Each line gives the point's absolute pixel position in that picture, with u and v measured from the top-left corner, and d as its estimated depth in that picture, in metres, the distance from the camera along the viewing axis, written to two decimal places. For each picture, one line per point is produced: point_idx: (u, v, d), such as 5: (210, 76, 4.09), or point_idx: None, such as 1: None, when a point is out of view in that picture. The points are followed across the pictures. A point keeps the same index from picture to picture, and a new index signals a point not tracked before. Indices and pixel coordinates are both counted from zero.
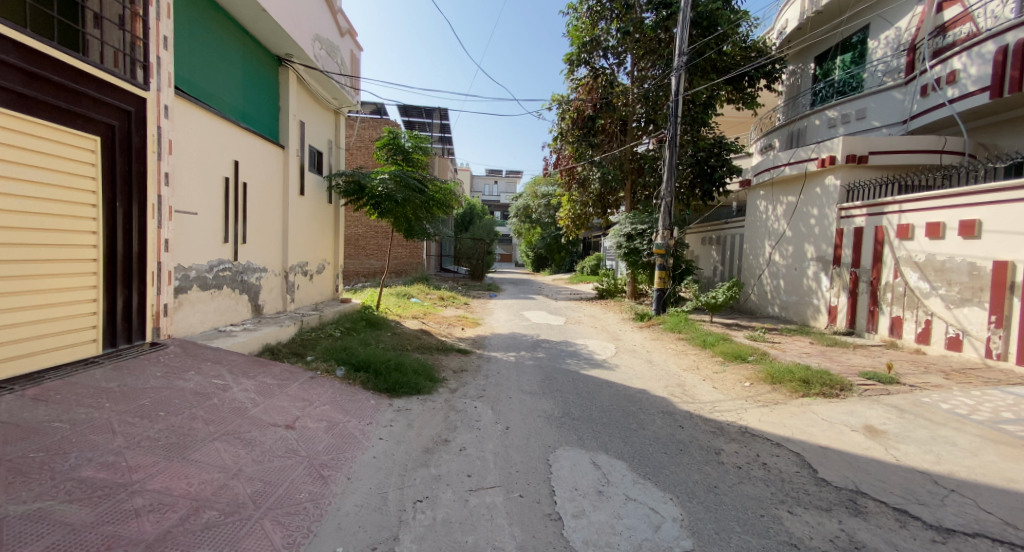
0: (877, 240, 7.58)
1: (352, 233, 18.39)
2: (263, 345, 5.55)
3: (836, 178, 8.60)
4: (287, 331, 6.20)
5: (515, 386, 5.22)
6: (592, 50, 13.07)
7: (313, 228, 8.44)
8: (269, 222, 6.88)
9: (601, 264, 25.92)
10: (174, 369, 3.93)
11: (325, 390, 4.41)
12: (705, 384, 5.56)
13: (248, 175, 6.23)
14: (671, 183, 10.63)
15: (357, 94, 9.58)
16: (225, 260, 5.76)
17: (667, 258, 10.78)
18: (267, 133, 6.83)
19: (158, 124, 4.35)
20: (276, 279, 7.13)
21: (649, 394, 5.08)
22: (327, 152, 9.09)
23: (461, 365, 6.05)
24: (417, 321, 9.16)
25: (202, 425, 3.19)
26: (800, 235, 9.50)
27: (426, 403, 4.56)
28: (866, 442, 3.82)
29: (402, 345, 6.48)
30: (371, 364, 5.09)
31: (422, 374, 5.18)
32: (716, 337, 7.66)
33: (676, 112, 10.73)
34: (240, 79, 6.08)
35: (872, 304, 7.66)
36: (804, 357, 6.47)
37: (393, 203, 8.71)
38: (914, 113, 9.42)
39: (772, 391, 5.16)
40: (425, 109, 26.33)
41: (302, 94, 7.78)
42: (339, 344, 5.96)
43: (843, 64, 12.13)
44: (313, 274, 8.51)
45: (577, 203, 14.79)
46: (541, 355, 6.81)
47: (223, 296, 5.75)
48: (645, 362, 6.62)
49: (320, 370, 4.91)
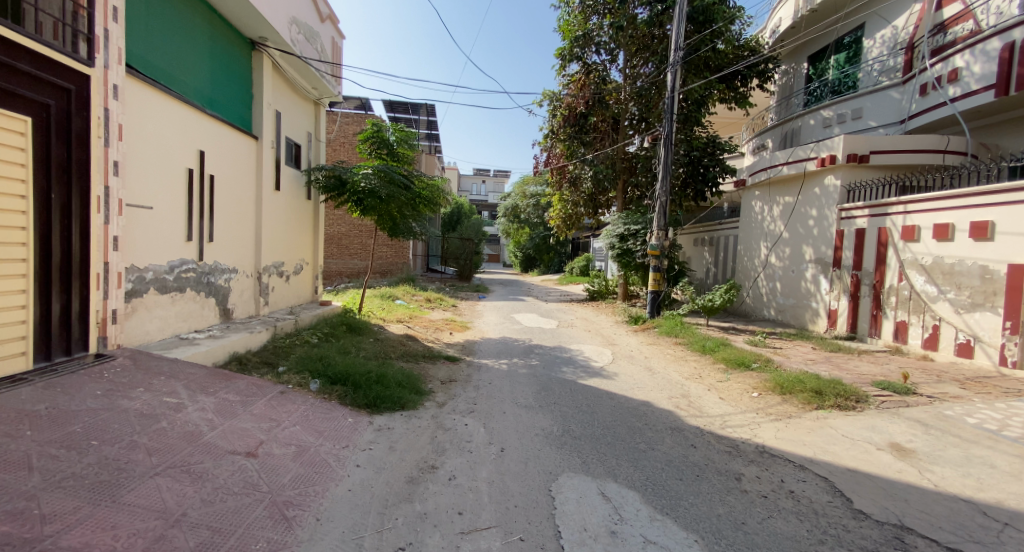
0: (880, 242, 7.34)
1: (335, 231, 17.76)
2: (230, 354, 5.04)
3: (837, 178, 8.35)
4: (258, 338, 5.69)
5: (509, 399, 4.79)
6: (584, 46, 12.72)
7: (290, 226, 7.89)
8: (240, 219, 6.34)
9: (590, 265, 25.65)
10: (118, 387, 3.39)
11: (296, 407, 3.92)
12: (711, 394, 5.20)
13: (216, 168, 5.68)
14: (667, 183, 10.30)
15: (338, 84, 9.07)
16: (189, 260, 5.22)
17: (662, 259, 10.45)
18: (238, 122, 6.28)
19: (105, 106, 3.81)
20: (248, 280, 6.58)
21: (653, 406, 4.70)
22: (306, 145, 8.54)
23: (449, 375, 5.61)
24: (402, 325, 8.67)
25: (143, 456, 2.67)
26: (798, 237, 9.26)
27: (411, 420, 4.10)
28: (897, 463, 3.49)
29: (386, 352, 6.00)
30: (349, 376, 4.61)
31: (406, 387, 4.72)
32: (716, 342, 7.34)
33: (671, 108, 10.41)
34: (207, 61, 5.53)
35: (875, 308, 7.42)
36: (810, 364, 6.16)
37: (377, 200, 8.19)
38: (912, 112, 9.27)
39: (783, 403, 4.82)
40: (411, 106, 25.81)
41: (277, 82, 7.22)
42: (315, 353, 5.45)
43: (837, 63, 11.99)
44: (290, 275, 7.96)
45: (568, 203, 14.41)
46: (535, 363, 6.39)
47: (186, 300, 5.22)
48: (645, 369, 6.24)
49: (293, 383, 4.41)
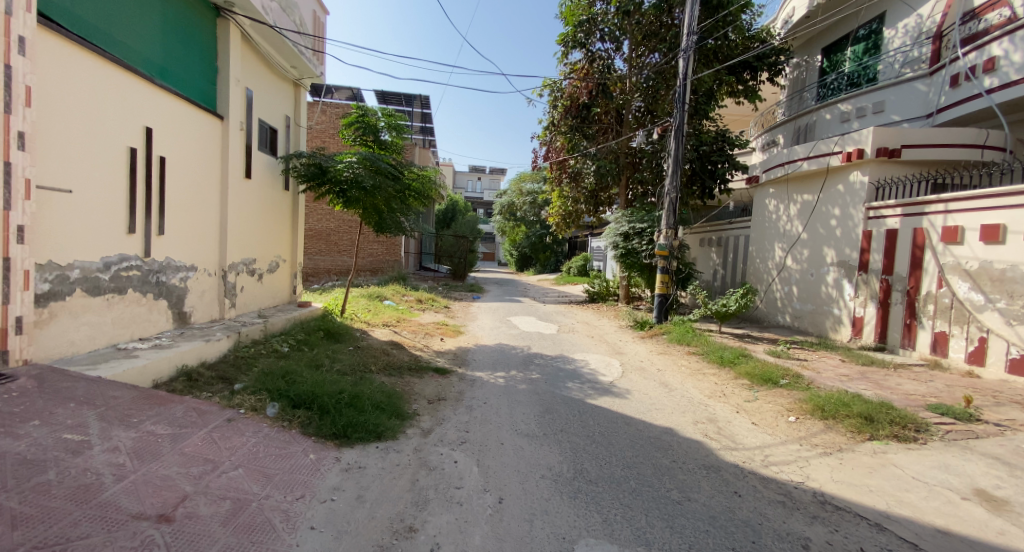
0: (915, 244, 6.67)
1: (323, 227, 16.93)
2: (177, 368, 4.24)
3: (864, 174, 7.67)
4: (216, 347, 4.90)
5: (507, 424, 4.05)
6: (588, 32, 11.91)
7: (262, 219, 7.08)
8: (202, 209, 5.54)
9: (588, 265, 25.00)
10: (3, 419, 2.57)
11: (243, 442, 3.12)
12: (741, 418, 4.48)
13: (168, 151, 4.88)
14: (677, 179, 9.56)
15: (320, 64, 8.26)
16: (131, 256, 4.42)
17: (670, 260, 9.73)
18: (199, 98, 5.47)
19: (5, 63, 3.04)
20: (209, 280, 5.78)
21: (678, 435, 3.97)
22: (284, 130, 7.73)
23: (438, 392, 4.85)
24: (388, 329, 7.89)
25: (0, 530, 1.85)
26: (818, 238, 8.58)
27: (388, 457, 3.33)
28: (997, 519, 2.78)
29: (364, 364, 5.22)
30: (315, 398, 3.82)
31: (384, 410, 3.96)
32: (735, 353, 6.61)
33: (683, 97, 9.65)
34: (154, 21, 4.70)
35: (908, 316, 6.76)
36: (846, 381, 5.47)
37: (362, 191, 7.34)
38: (940, 105, 8.66)
39: (829, 432, 4.10)
40: (404, 97, 24.91)
41: (248, 56, 6.41)
42: (280, 365, 4.68)
43: (855, 55, 11.35)
44: (262, 274, 7.15)
45: (569, 199, 13.66)
46: (536, 377, 5.62)
47: (127, 303, 4.42)
48: (659, 385, 5.53)
49: (245, 407, 3.61)
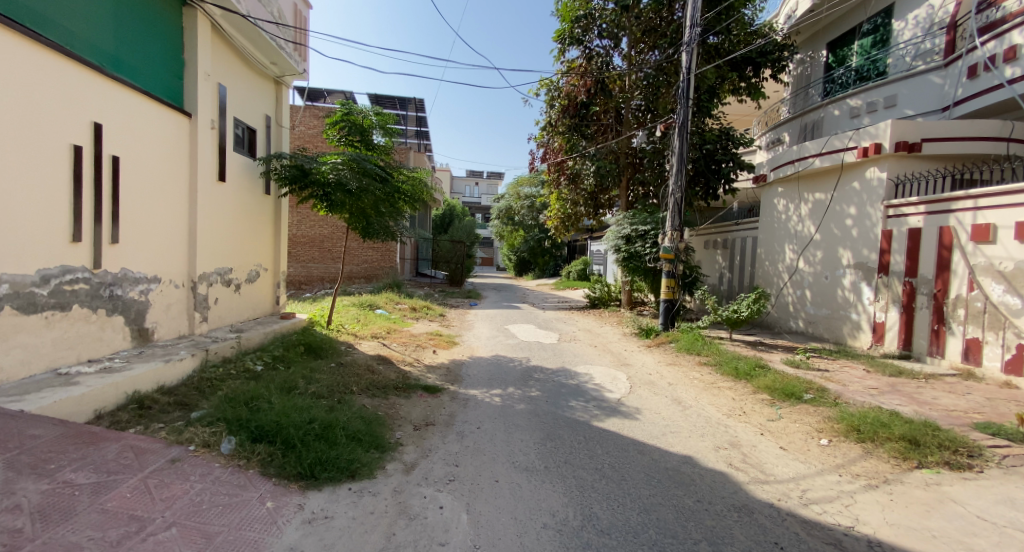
0: (941, 244, 6.19)
1: (316, 234, 16.43)
2: (127, 395, 3.73)
3: (881, 170, 7.21)
4: (178, 369, 4.38)
5: (503, 455, 3.53)
6: (586, 27, 11.50)
7: (239, 226, 6.57)
8: (165, 215, 5.03)
9: (588, 269, 24.54)
10: None
11: (184, 491, 2.59)
12: (767, 442, 3.98)
13: (122, 149, 4.39)
14: (681, 179, 9.08)
15: (303, 61, 7.83)
16: (77, 268, 3.92)
17: (676, 264, 9.23)
18: (161, 93, 4.99)
19: None
20: (176, 292, 5.28)
21: (699, 466, 3.46)
22: (264, 130, 7.27)
23: (427, 416, 4.33)
24: (377, 341, 7.38)
25: None
26: (832, 239, 8.11)
27: (360, 502, 2.81)
28: None
29: (345, 384, 4.71)
30: (280, 430, 3.29)
31: (361, 442, 3.44)
32: (750, 364, 6.11)
33: (687, 91, 9.19)
34: (104, 5, 4.23)
35: (936, 322, 6.27)
36: (876, 395, 4.98)
37: (346, 194, 6.85)
38: (957, 98, 8.27)
39: (869, 459, 3.60)
40: (399, 100, 24.50)
41: (221, 50, 5.95)
42: (248, 388, 4.17)
43: (861, 49, 10.93)
44: (239, 285, 6.65)
45: (568, 201, 13.18)
46: (536, 395, 5.11)
47: (72, 321, 3.91)
48: (672, 402, 5.02)
49: (195, 443, 3.09)
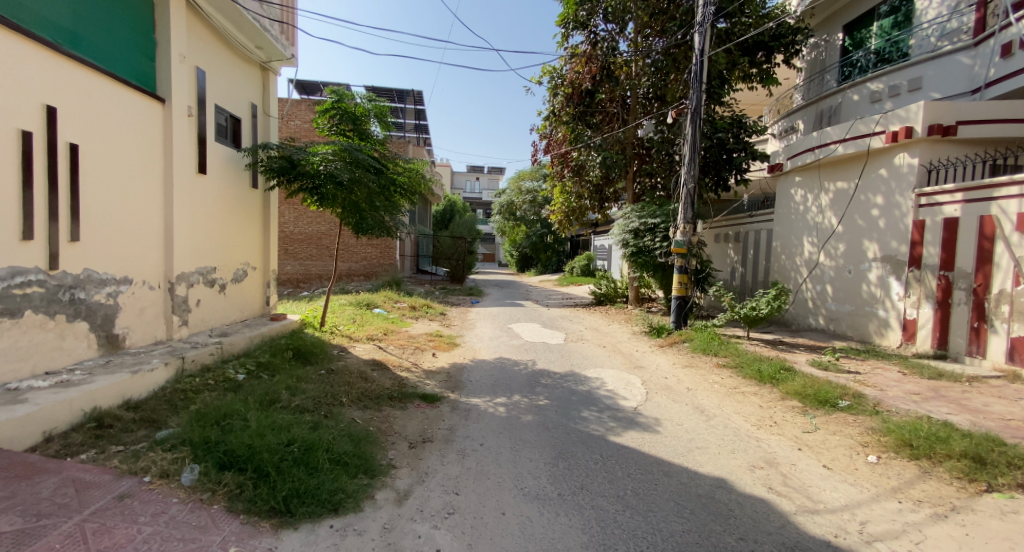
0: (982, 235, 5.69)
1: (313, 231, 15.98)
2: (84, 413, 3.27)
3: (912, 156, 6.71)
4: (147, 380, 3.94)
5: (510, 480, 3.09)
6: (591, 10, 10.99)
7: (222, 222, 6.12)
8: (136, 210, 4.59)
9: (591, 264, 24.06)
10: None
11: (129, 538, 2.12)
12: (808, 458, 3.54)
13: (82, 137, 3.92)
14: (694, 168, 8.57)
15: (292, 45, 7.37)
16: (29, 270, 3.45)
17: (688, 259, 8.73)
18: (129, 74, 4.51)
19: None
20: (152, 294, 4.84)
21: (736, 492, 3.00)
22: (250, 119, 6.82)
23: (424, 431, 3.89)
24: (373, 344, 6.93)
25: None
26: (857, 231, 7.62)
27: (342, 545, 2.35)
28: None
29: (334, 395, 4.28)
30: (253, 455, 2.84)
31: (346, 467, 2.99)
32: (775, 366, 5.66)
33: (700, 75, 8.63)
34: None
35: (976, 319, 5.79)
36: (920, 402, 4.52)
37: (337, 186, 6.40)
38: (990, 79, 7.79)
39: (929, 481, 3.14)
40: (397, 92, 23.88)
41: (198, 31, 5.49)
42: (224, 401, 3.73)
43: (881, 30, 10.36)
44: (224, 285, 6.21)
45: (572, 195, 12.62)
46: (544, 404, 4.66)
47: (24, 329, 3.44)
48: (693, 411, 4.57)
49: (151, 473, 2.64)
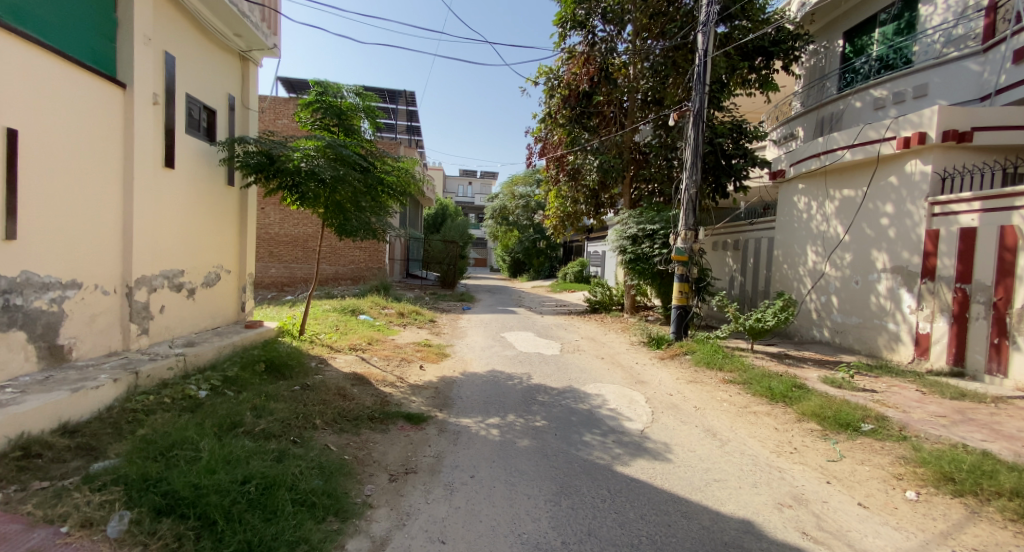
0: (1001, 246, 5.41)
1: (299, 233, 15.43)
2: (8, 441, 2.77)
3: (924, 163, 6.43)
4: (92, 399, 3.45)
5: (505, 525, 2.64)
6: (590, 9, 10.72)
7: (191, 222, 5.63)
8: (88, 205, 4.10)
9: (584, 271, 23.76)
10: None
11: None
12: (839, 494, 3.15)
13: (23, 120, 3.44)
14: (697, 173, 8.24)
15: (275, 35, 6.94)
16: None
17: (690, 267, 8.38)
18: (83, 55, 4.03)
19: None
20: (105, 299, 4.34)
21: (766, 538, 2.59)
22: (226, 112, 6.36)
23: (407, 459, 3.44)
24: (356, 355, 6.46)
25: None
26: (866, 240, 7.33)
27: None
28: None
29: (307, 415, 3.82)
30: (201, 496, 2.38)
31: (311, 509, 2.54)
32: (786, 383, 5.31)
33: (704, 76, 8.30)
34: None
35: (996, 335, 5.48)
36: (949, 426, 4.17)
37: (319, 185, 5.92)
38: (999, 86, 7.57)
39: (980, 524, 2.75)
40: (389, 93, 23.43)
41: (168, 13, 5.04)
42: (177, 423, 3.26)
43: (883, 37, 10.18)
44: (191, 289, 5.70)
45: (567, 199, 12.25)
46: (541, 426, 4.23)
47: None
48: (705, 434, 4.19)
49: (70, 522, 2.16)
